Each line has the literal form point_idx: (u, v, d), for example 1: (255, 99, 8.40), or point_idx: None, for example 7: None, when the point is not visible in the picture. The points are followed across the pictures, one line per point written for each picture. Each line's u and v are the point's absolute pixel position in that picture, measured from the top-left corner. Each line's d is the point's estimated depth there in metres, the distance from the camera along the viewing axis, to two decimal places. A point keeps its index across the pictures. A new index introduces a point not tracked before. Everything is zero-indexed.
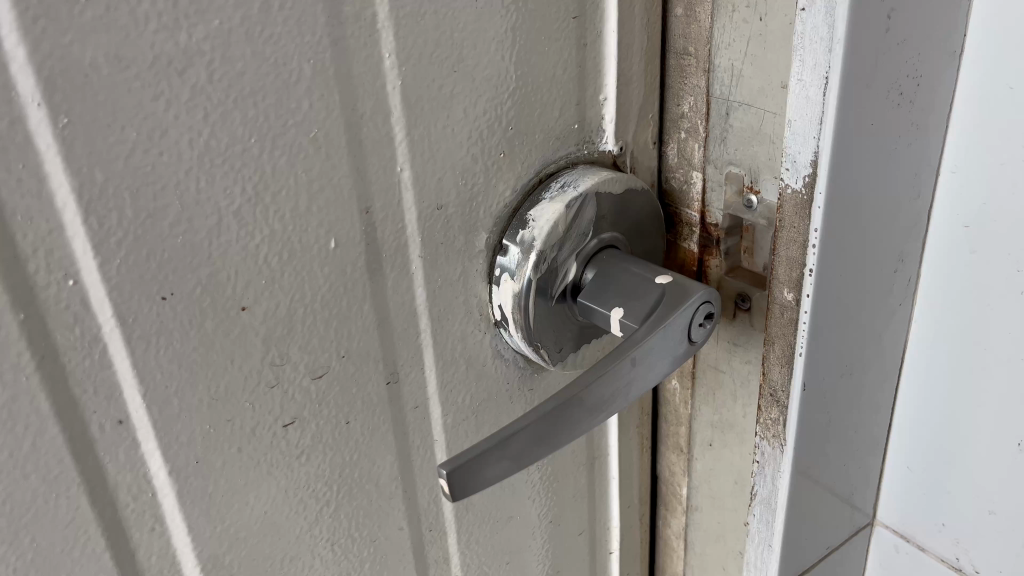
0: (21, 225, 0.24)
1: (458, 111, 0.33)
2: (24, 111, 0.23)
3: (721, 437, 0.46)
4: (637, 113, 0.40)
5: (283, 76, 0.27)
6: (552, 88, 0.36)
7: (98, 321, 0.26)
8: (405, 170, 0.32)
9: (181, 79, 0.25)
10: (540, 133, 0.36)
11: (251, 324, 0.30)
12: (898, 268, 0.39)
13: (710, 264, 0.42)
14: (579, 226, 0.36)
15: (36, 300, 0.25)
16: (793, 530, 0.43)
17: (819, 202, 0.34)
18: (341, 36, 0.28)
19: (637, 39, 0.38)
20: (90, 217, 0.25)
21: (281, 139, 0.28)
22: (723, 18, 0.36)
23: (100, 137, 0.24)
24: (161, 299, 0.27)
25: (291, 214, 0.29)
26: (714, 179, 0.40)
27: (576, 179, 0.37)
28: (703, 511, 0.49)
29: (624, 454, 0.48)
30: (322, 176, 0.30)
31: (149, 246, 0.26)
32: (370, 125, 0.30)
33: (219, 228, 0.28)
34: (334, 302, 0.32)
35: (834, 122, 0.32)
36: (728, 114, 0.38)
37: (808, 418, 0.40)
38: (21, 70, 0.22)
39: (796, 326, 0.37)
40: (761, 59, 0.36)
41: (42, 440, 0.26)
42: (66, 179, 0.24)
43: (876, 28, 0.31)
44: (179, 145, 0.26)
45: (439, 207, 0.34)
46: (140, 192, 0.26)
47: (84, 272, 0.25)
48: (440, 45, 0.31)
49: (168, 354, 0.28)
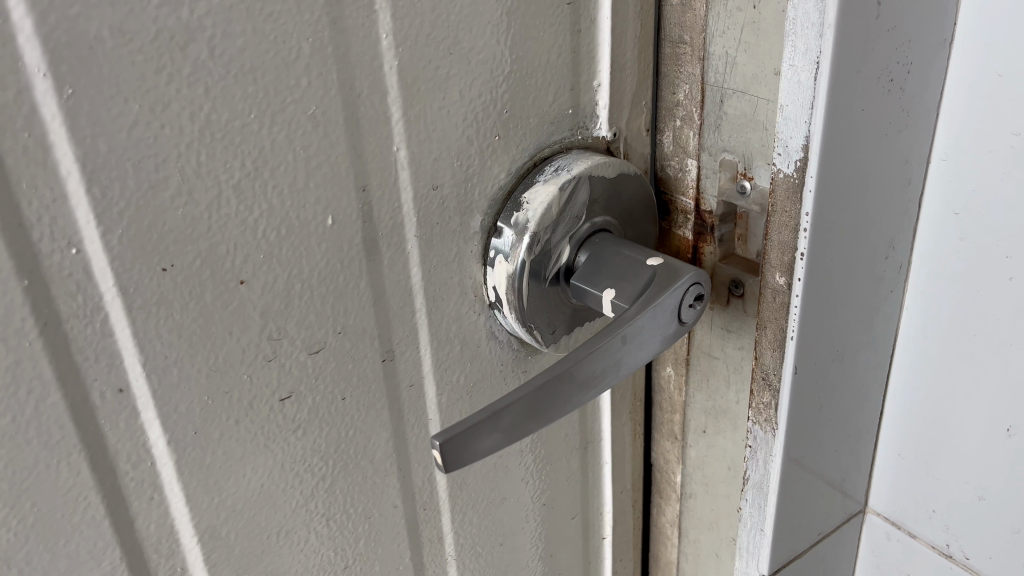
0: (26, 193, 0.24)
1: (454, 93, 0.34)
2: (30, 81, 0.24)
3: (715, 423, 0.46)
4: (631, 100, 0.40)
5: (282, 54, 0.28)
6: (547, 73, 0.37)
7: (100, 290, 0.27)
8: (401, 150, 0.33)
9: (182, 54, 0.26)
10: (535, 118, 0.37)
11: (250, 297, 0.30)
12: (889, 255, 0.40)
13: (704, 251, 0.42)
14: (573, 208, 0.37)
15: (39, 267, 0.25)
16: (784, 515, 0.43)
17: (809, 186, 0.34)
18: (340, 16, 0.29)
19: (631, 27, 0.38)
20: (93, 187, 0.25)
21: (279, 115, 0.29)
22: (717, 6, 0.37)
23: (103, 109, 0.25)
24: (161, 271, 0.28)
25: (289, 190, 0.30)
26: (708, 166, 0.41)
27: (569, 163, 0.37)
28: (696, 498, 0.50)
29: (618, 440, 0.49)
30: (320, 153, 0.30)
31: (150, 217, 0.27)
32: (367, 104, 0.31)
33: (219, 201, 0.28)
34: (331, 278, 0.32)
35: (825, 106, 0.33)
36: (722, 101, 0.39)
37: (800, 402, 0.40)
38: (27, 41, 0.23)
39: (788, 310, 0.38)
40: (753, 46, 0.36)
41: (44, 406, 0.27)
42: (70, 148, 0.25)
43: (865, 14, 0.32)
44: (180, 118, 0.27)
45: (435, 187, 0.34)
46: (142, 164, 0.26)
47: (87, 241, 0.26)
48: (436, 27, 0.32)
49: (168, 324, 0.28)
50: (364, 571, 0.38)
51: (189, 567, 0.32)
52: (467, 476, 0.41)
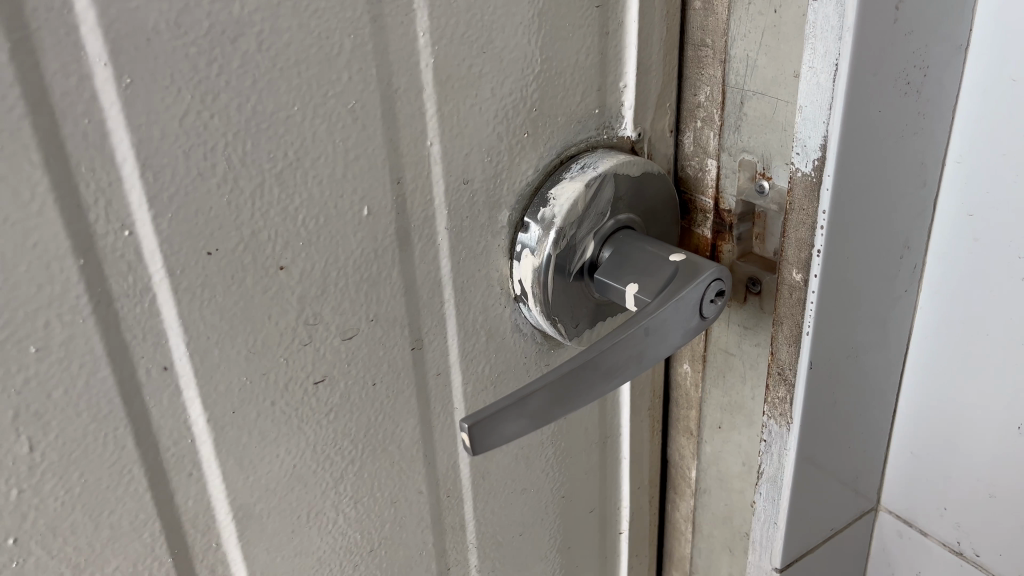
0: (84, 176, 0.26)
1: (486, 91, 0.35)
2: (91, 70, 0.25)
3: (730, 419, 0.47)
4: (655, 101, 0.41)
5: (325, 49, 0.29)
6: (575, 73, 0.38)
7: (149, 271, 0.28)
8: (435, 145, 0.34)
9: (233, 47, 0.27)
10: (561, 117, 0.38)
11: (288, 283, 0.32)
12: (904, 254, 0.40)
13: (723, 249, 0.44)
14: (598, 205, 0.38)
15: (94, 247, 0.27)
16: (798, 509, 0.44)
17: (826, 185, 0.35)
18: (380, 14, 0.30)
19: (656, 30, 0.39)
20: (146, 171, 0.27)
21: (321, 108, 0.30)
22: (739, 10, 0.38)
23: (158, 98, 0.26)
24: (207, 255, 0.29)
25: (328, 180, 0.31)
26: (728, 166, 0.42)
27: (595, 161, 0.39)
28: (711, 493, 0.50)
29: (635, 435, 0.50)
30: (358, 145, 0.32)
31: (198, 203, 0.28)
32: (404, 99, 0.32)
33: (262, 189, 0.30)
34: (365, 267, 0.34)
35: (843, 107, 0.34)
36: (742, 103, 0.40)
37: (815, 397, 0.41)
38: (90, 32, 0.24)
39: (804, 306, 0.39)
40: (775, 50, 0.37)
41: (95, 381, 0.28)
42: (126, 135, 0.26)
43: (883, 18, 0.33)
44: (229, 108, 0.28)
45: (466, 181, 0.36)
46: (192, 152, 0.28)
47: (139, 224, 0.27)
48: (470, 27, 0.33)
49: (211, 306, 0.30)
50: (388, 555, 0.40)
51: (223, 543, 0.33)
52: (490, 465, 0.42)
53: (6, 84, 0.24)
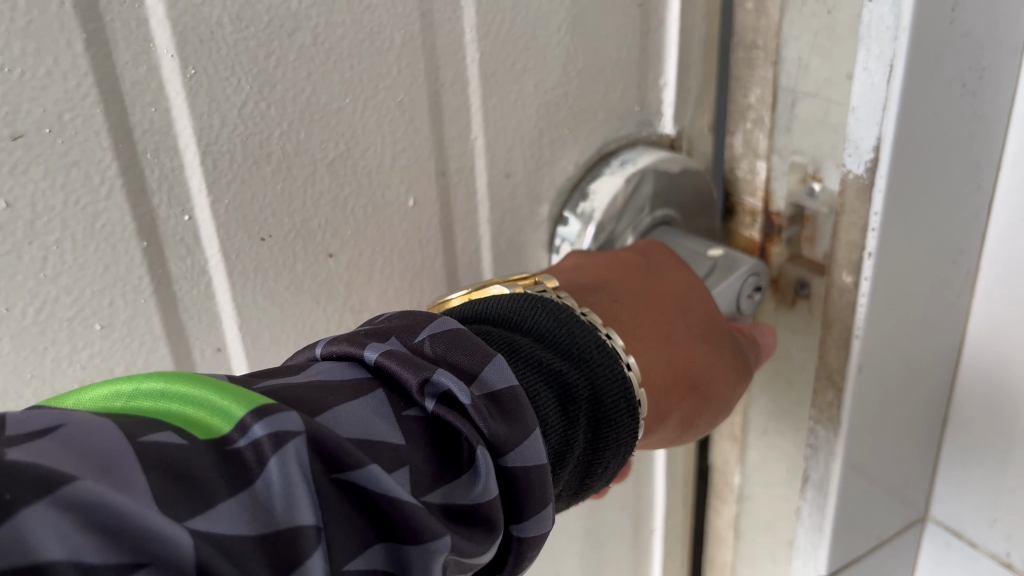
0: (149, 162, 0.27)
1: (530, 87, 0.35)
2: (160, 61, 0.27)
3: (777, 424, 0.47)
4: (695, 99, 0.41)
5: (376, 43, 0.30)
6: (617, 70, 0.38)
7: (205, 256, 0.29)
8: (479, 138, 0.35)
9: (289, 40, 0.28)
10: (602, 112, 0.39)
11: (337, 271, 0.33)
12: (957, 260, 0.40)
13: (772, 252, 0.43)
14: (637, 201, 0.38)
15: (157, 230, 0.28)
16: (846, 517, 0.44)
17: (879, 187, 0.35)
18: (430, 10, 0.31)
19: (698, 30, 0.39)
20: (206, 158, 0.28)
21: (372, 101, 0.31)
22: (792, 11, 0.38)
23: (219, 89, 0.28)
24: (261, 241, 0.30)
25: (377, 170, 0.32)
26: (778, 168, 0.42)
27: (635, 156, 0.39)
28: (755, 499, 0.50)
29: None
30: (406, 137, 0.32)
31: (253, 189, 0.29)
32: (449, 93, 0.33)
33: (313, 178, 0.31)
34: (410, 257, 0.34)
35: (897, 107, 0.33)
36: (794, 104, 0.40)
37: (864, 403, 0.40)
38: (159, 25, 0.26)
39: (854, 309, 0.38)
40: (828, 51, 0.37)
41: (154, 358, 0.30)
42: (189, 123, 0.28)
43: (940, 18, 0.33)
44: (285, 99, 0.29)
45: (507, 174, 0.36)
46: (250, 140, 0.29)
47: (198, 209, 0.29)
48: (515, 23, 0.34)
49: (263, 290, 0.31)
50: None
51: None
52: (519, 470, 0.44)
53: (81, 73, 0.25)
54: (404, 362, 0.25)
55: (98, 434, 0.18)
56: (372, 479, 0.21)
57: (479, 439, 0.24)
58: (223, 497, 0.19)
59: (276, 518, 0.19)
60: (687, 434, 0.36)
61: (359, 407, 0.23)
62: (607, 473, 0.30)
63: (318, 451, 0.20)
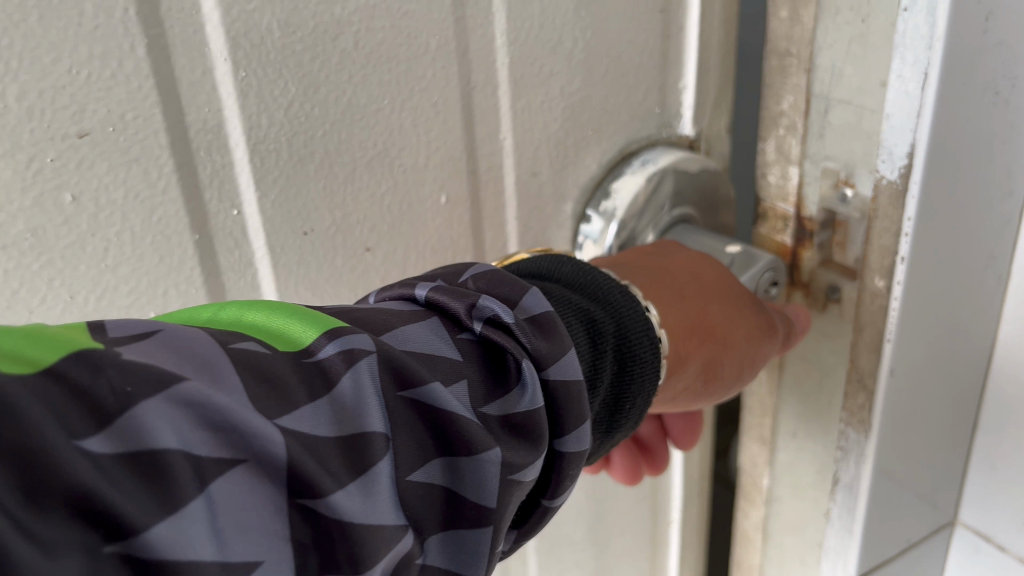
0: (202, 159, 0.30)
1: (556, 89, 0.37)
2: (214, 64, 0.29)
3: (807, 428, 0.47)
4: (714, 99, 0.41)
5: (412, 48, 0.32)
6: (643, 74, 0.39)
7: (252, 249, 0.32)
8: (507, 138, 0.36)
9: (333, 44, 0.30)
10: (626, 115, 0.40)
11: (374, 264, 0.35)
12: (989, 265, 0.40)
13: (803, 256, 0.44)
14: (658, 199, 0.39)
15: (208, 224, 0.30)
16: (876, 520, 0.44)
17: (913, 193, 0.36)
18: (463, 15, 0.33)
19: (714, 35, 0.40)
20: (254, 157, 0.30)
21: (408, 101, 0.33)
22: (827, 20, 0.39)
23: (268, 91, 0.30)
24: (303, 234, 0.32)
25: (411, 168, 0.34)
26: (810, 174, 0.42)
27: (655, 156, 0.40)
28: (784, 501, 0.51)
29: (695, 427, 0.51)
30: (439, 137, 0.34)
31: (297, 185, 0.32)
32: (481, 95, 0.35)
33: (352, 177, 0.33)
34: (441, 253, 0.36)
35: (932, 114, 0.34)
36: (827, 111, 0.40)
37: (895, 406, 0.41)
38: (213, 29, 0.28)
39: (887, 313, 0.39)
40: (863, 59, 0.38)
41: None
42: (239, 122, 0.30)
43: (975, 27, 0.33)
44: (327, 100, 0.31)
45: (534, 173, 0.38)
46: (294, 138, 0.31)
47: (246, 204, 0.31)
48: (544, 29, 0.35)
49: (305, 283, 0.33)
50: None
51: None
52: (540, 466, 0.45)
53: (141, 75, 0.27)
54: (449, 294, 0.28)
55: (192, 342, 0.21)
56: (436, 394, 0.24)
57: (523, 353, 0.27)
58: (305, 403, 0.22)
59: (351, 423, 0.22)
60: (711, 385, 0.37)
61: (420, 331, 0.26)
62: (634, 413, 0.32)
63: (385, 368, 0.24)
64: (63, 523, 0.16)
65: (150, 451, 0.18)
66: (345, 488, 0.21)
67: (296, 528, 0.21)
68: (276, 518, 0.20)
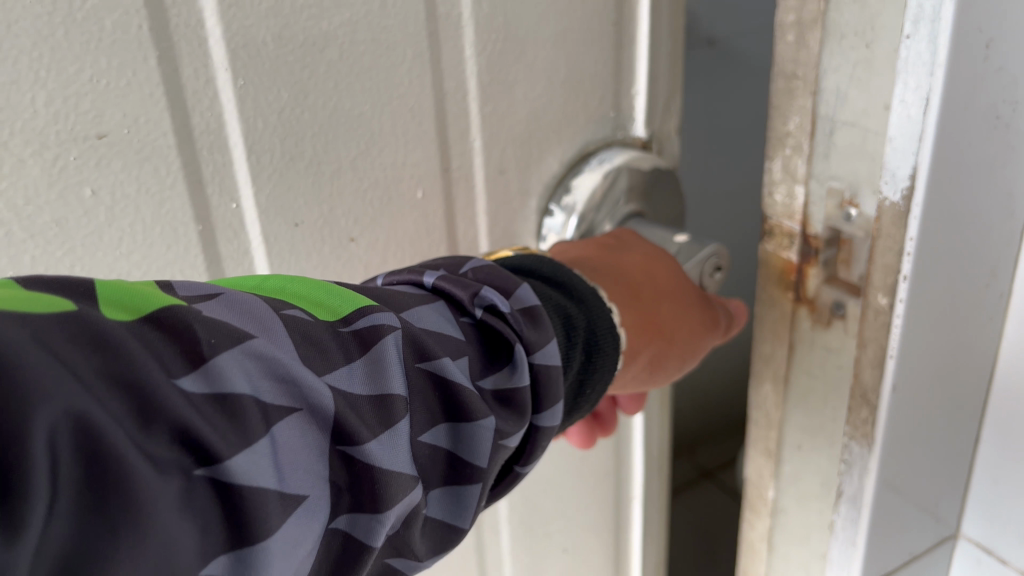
0: (206, 158, 0.33)
1: (520, 95, 0.40)
2: (215, 74, 0.32)
3: (811, 440, 0.48)
4: (663, 104, 0.44)
5: (390, 57, 0.36)
6: (598, 84, 0.43)
7: (249, 239, 0.35)
8: (477, 140, 0.40)
9: (320, 55, 0.34)
10: (583, 118, 0.43)
11: (358, 253, 0.39)
12: (990, 282, 0.41)
13: (809, 274, 0.45)
14: (613, 195, 0.43)
15: (211, 216, 0.34)
16: (879, 532, 0.45)
17: (914, 214, 0.37)
18: (436, 29, 0.37)
19: (663, 45, 0.43)
20: (250, 156, 0.34)
21: (389, 106, 0.37)
22: (832, 45, 0.40)
23: (264, 98, 0.33)
24: (295, 226, 0.36)
25: (392, 166, 0.38)
26: (816, 193, 0.43)
27: (612, 155, 0.43)
28: (789, 513, 0.51)
29: (649, 419, 0.53)
30: (415, 139, 0.38)
31: (289, 181, 0.35)
32: (453, 99, 0.39)
33: (337, 173, 0.36)
34: (421, 244, 0.40)
35: (933, 138, 0.35)
36: (832, 132, 0.41)
37: (897, 420, 0.42)
38: (215, 42, 0.32)
39: (889, 329, 0.40)
40: (867, 83, 0.39)
41: None
42: (237, 124, 0.33)
43: (974, 54, 0.34)
44: (315, 106, 0.35)
45: (502, 171, 0.41)
46: (286, 141, 0.35)
47: (244, 199, 0.35)
48: (507, 41, 0.39)
49: (297, 270, 0.37)
50: None
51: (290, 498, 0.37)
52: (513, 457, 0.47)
53: (153, 83, 0.31)
54: (454, 282, 0.33)
55: (246, 304, 0.25)
56: (445, 366, 0.29)
57: (517, 337, 0.32)
58: (343, 364, 0.26)
59: (382, 384, 0.27)
60: (655, 376, 0.41)
61: (429, 311, 0.31)
62: (590, 398, 0.36)
63: (406, 339, 0.28)
64: (166, 444, 0.20)
65: (227, 392, 0.22)
66: (375, 436, 0.26)
67: (335, 471, 0.25)
68: (321, 458, 0.25)
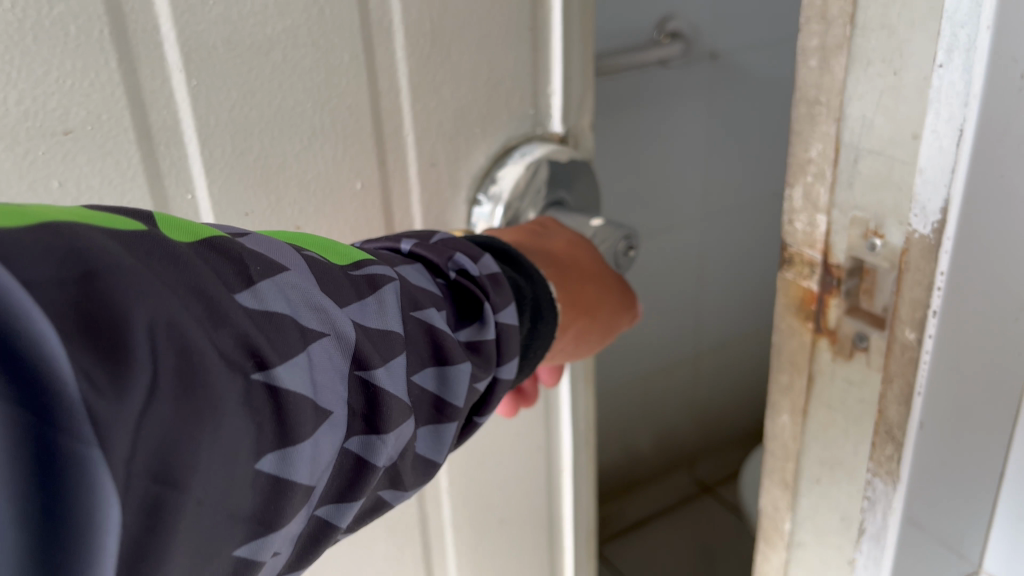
0: (162, 151, 0.37)
1: (447, 94, 0.44)
2: (170, 75, 0.36)
3: (829, 475, 0.47)
4: (575, 103, 0.50)
5: (329, 59, 0.40)
6: (515, 83, 0.47)
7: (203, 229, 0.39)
8: (409, 136, 0.44)
9: (266, 58, 0.38)
10: (504, 116, 0.47)
11: None
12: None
13: (830, 304, 0.44)
14: (535, 184, 0.48)
15: (169, 205, 0.38)
16: (900, 569, 0.44)
17: (946, 247, 0.36)
18: (370, 34, 0.41)
19: (574, 58, 0.48)
20: (204, 148, 0.38)
21: (328, 103, 0.41)
22: (858, 71, 0.39)
23: (215, 97, 0.37)
24: (245, 215, 0.40)
25: (331, 158, 0.42)
26: (838, 222, 0.42)
27: (532, 149, 0.48)
28: (806, 548, 0.50)
29: (574, 390, 0.57)
30: (353, 133, 0.42)
31: (237, 171, 0.39)
32: (387, 97, 0.42)
33: (282, 166, 0.40)
34: (360, 232, 0.44)
35: (966, 171, 0.34)
36: (857, 160, 0.40)
37: (922, 462, 0.41)
38: (169, 46, 0.35)
39: (917, 364, 0.39)
40: (894, 110, 0.38)
41: None
42: (191, 119, 0.37)
43: (1014, 86, 0.33)
44: (262, 103, 0.39)
45: (432, 164, 0.45)
46: (236, 135, 0.38)
47: (199, 188, 0.38)
48: (435, 45, 0.43)
49: None
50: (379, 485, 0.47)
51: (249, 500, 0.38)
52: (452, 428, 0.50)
53: (114, 83, 0.34)
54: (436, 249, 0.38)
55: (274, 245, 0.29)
56: (431, 315, 0.34)
57: (485, 296, 0.38)
58: (356, 301, 0.30)
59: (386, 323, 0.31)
60: (581, 346, 0.47)
61: (415, 271, 0.36)
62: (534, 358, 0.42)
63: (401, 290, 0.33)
64: (233, 343, 0.24)
65: (274, 312, 0.26)
66: (383, 365, 0.30)
67: (355, 393, 0.29)
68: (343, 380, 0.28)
